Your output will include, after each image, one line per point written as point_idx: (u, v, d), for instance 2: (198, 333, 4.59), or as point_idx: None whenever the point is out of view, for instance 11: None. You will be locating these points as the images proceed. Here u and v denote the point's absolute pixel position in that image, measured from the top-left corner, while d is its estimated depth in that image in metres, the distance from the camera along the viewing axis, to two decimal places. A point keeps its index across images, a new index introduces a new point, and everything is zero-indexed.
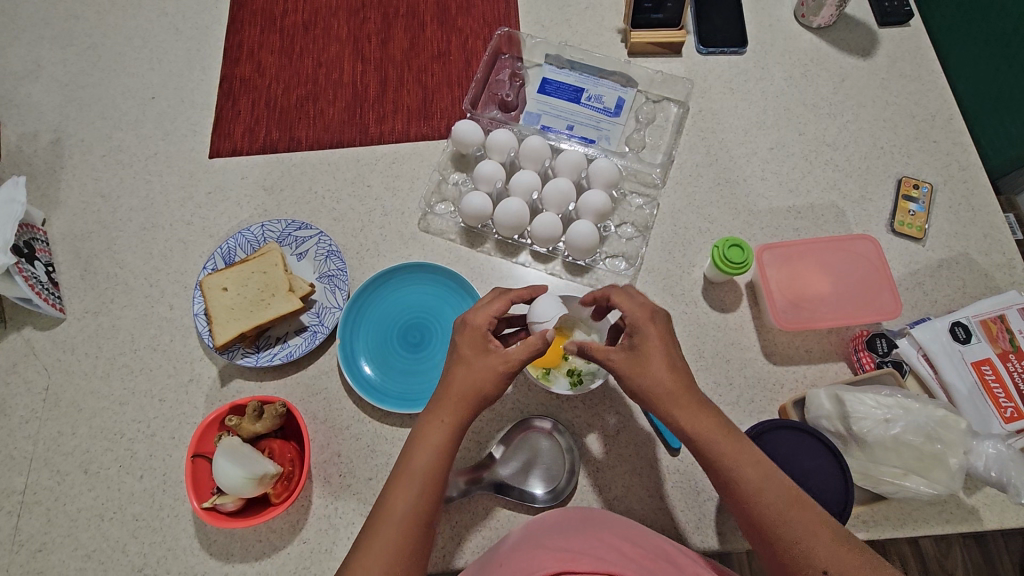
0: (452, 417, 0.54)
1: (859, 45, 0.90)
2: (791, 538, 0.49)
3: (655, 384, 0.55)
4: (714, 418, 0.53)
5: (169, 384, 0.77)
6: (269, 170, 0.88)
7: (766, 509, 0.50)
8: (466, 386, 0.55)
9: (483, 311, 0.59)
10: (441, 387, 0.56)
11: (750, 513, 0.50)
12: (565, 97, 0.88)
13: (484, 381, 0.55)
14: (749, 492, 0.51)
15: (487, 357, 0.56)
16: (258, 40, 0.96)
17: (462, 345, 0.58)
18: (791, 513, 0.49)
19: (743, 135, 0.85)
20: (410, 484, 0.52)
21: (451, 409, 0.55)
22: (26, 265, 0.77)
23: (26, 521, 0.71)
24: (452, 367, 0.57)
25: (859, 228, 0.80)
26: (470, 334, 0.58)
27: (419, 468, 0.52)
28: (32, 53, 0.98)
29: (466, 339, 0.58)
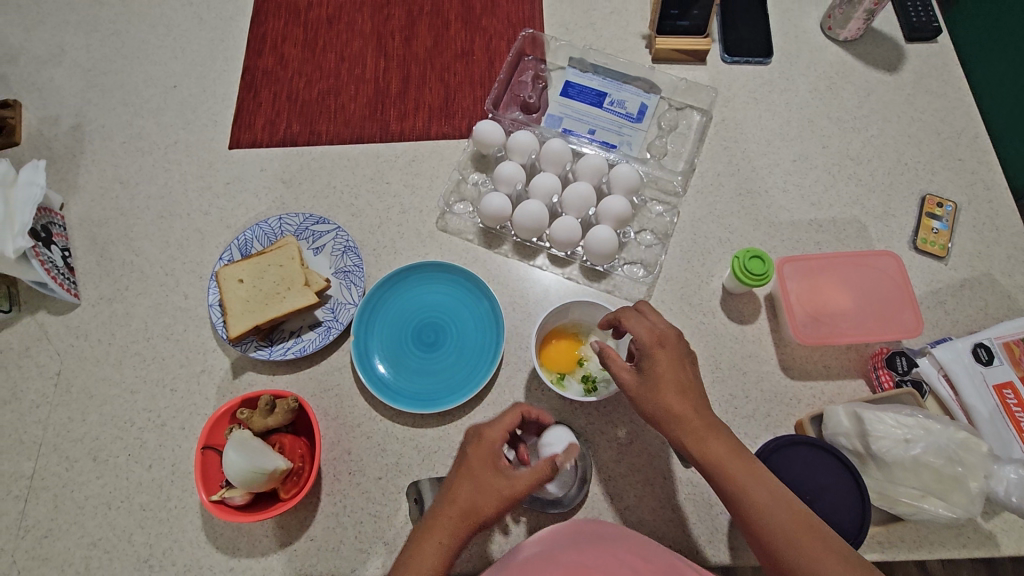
0: (450, 535, 0.53)
1: (885, 60, 0.89)
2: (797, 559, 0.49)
3: (671, 410, 0.56)
4: (721, 440, 0.54)
5: (181, 374, 0.76)
6: (288, 163, 0.87)
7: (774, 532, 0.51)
8: (468, 504, 0.54)
9: (494, 427, 0.58)
10: (443, 497, 0.55)
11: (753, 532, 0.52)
12: (587, 100, 0.87)
13: (487, 501, 0.54)
14: (753, 513, 0.52)
15: (497, 477, 0.55)
16: (281, 32, 0.96)
17: (472, 454, 0.56)
18: (798, 535, 0.50)
19: (766, 146, 0.85)
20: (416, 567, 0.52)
21: (449, 524, 0.53)
22: (43, 249, 0.77)
23: (33, 506, 0.71)
24: (458, 478, 0.56)
25: (881, 244, 0.79)
26: (483, 448, 0.56)
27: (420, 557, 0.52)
28: (56, 37, 0.98)
29: (478, 453, 0.56)
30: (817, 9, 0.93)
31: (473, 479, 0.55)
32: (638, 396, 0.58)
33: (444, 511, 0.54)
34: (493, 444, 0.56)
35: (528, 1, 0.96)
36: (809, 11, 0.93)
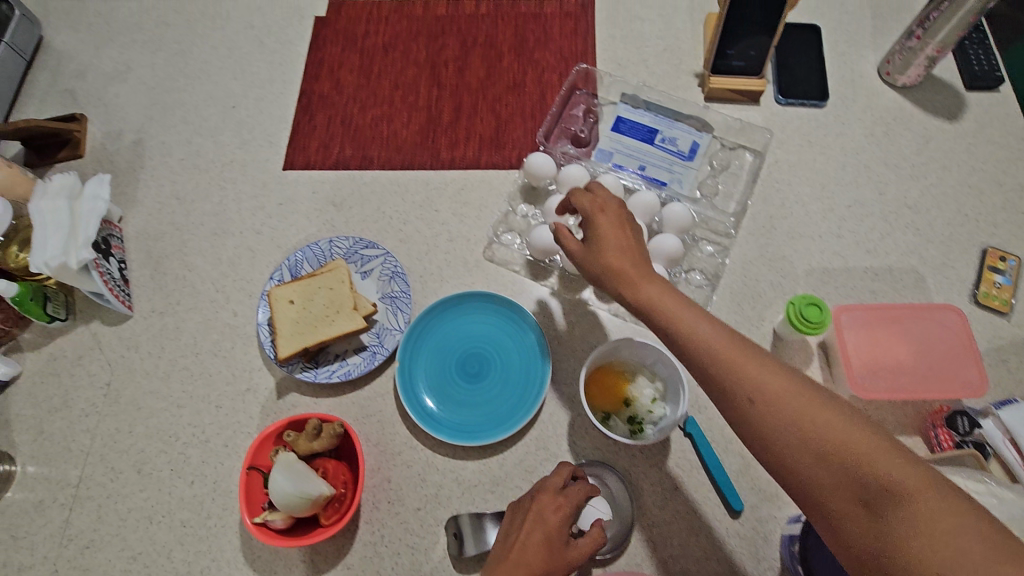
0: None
1: (944, 108, 0.88)
2: (846, 475, 0.43)
3: (641, 289, 0.56)
4: (673, 297, 0.55)
5: (227, 391, 0.77)
6: (340, 186, 0.89)
7: (810, 449, 0.45)
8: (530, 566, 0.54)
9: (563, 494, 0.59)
10: (511, 548, 0.55)
11: (792, 459, 0.45)
12: (638, 136, 0.87)
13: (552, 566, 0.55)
14: (791, 436, 0.46)
15: (564, 545, 0.56)
16: (338, 58, 0.98)
17: (547, 511, 0.57)
18: (835, 436, 0.44)
19: (820, 191, 0.84)
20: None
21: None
22: (103, 261, 0.79)
23: (77, 515, 0.72)
24: (529, 534, 0.56)
25: (940, 296, 0.77)
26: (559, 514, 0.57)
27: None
28: (123, 55, 1.02)
29: (557, 517, 0.57)
30: (874, 54, 0.93)
31: (547, 545, 0.55)
32: (587, 266, 0.60)
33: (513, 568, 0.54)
34: (569, 512, 0.57)
35: (581, 36, 0.97)
36: (866, 55, 0.92)
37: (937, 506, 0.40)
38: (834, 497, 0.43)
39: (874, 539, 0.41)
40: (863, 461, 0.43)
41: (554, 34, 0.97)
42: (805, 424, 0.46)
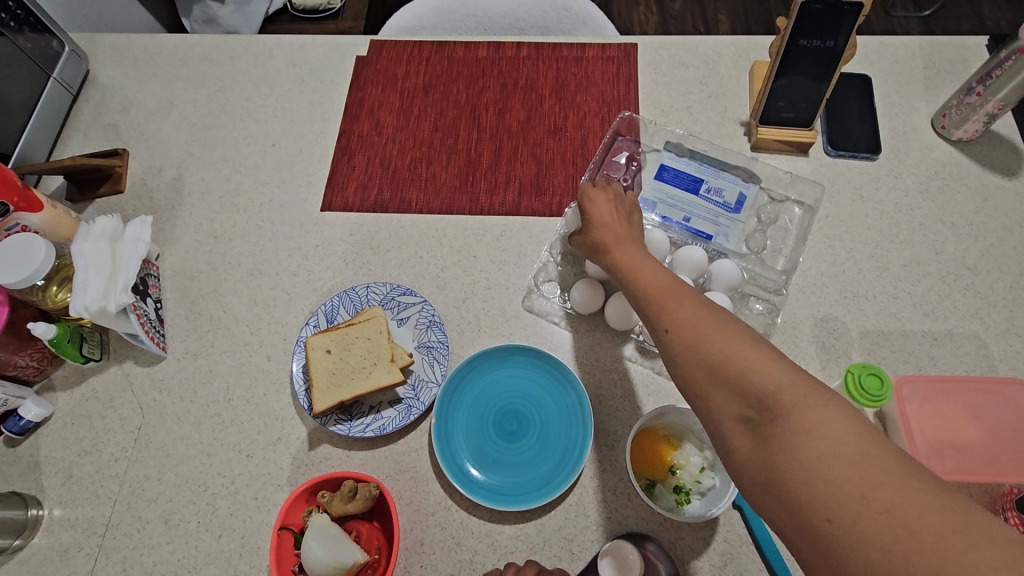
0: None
1: (1003, 163, 0.85)
2: (789, 428, 0.41)
3: (619, 258, 0.63)
4: (643, 257, 0.61)
5: (258, 440, 0.75)
6: (377, 229, 0.88)
7: (754, 401, 0.44)
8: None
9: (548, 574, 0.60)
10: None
11: (729, 413, 0.45)
12: (683, 186, 0.85)
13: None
14: (730, 388, 0.46)
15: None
16: (378, 98, 0.98)
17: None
18: (771, 385, 0.44)
19: (874, 248, 0.81)
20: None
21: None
22: (140, 303, 0.78)
23: (103, 566, 0.70)
24: None
25: (1005, 365, 0.73)
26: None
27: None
28: (166, 91, 1.03)
29: None
30: (927, 105, 0.90)
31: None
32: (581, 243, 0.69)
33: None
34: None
35: (624, 80, 0.96)
36: (919, 107, 0.90)
37: (883, 465, 0.38)
38: (768, 449, 0.42)
39: (818, 497, 0.39)
40: (810, 415, 0.41)
41: (596, 78, 0.97)
42: (751, 375, 0.45)
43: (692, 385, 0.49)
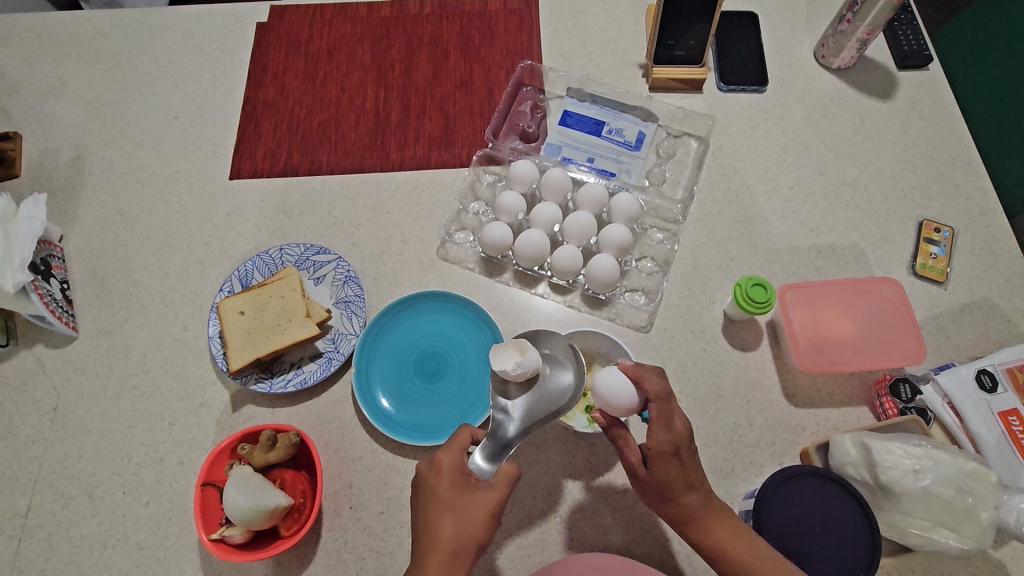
0: (449, 558, 0.52)
1: (878, 88, 0.91)
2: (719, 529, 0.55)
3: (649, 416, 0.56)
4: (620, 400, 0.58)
5: (180, 408, 0.75)
6: (289, 193, 0.88)
7: (704, 509, 0.55)
8: (457, 526, 0.53)
9: (433, 461, 0.57)
10: (427, 541, 0.54)
11: (691, 520, 0.55)
12: (586, 130, 0.88)
13: (474, 522, 0.54)
14: (695, 510, 0.55)
15: (460, 496, 0.55)
16: (282, 63, 0.97)
17: (439, 488, 0.55)
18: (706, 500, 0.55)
19: (764, 173, 0.86)
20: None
21: (445, 551, 0.53)
22: (42, 283, 0.77)
23: (27, 545, 0.70)
24: (436, 517, 0.54)
25: (880, 269, 0.80)
26: (441, 477, 0.56)
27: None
28: (57, 70, 0.99)
29: (442, 482, 0.55)
30: (809, 38, 0.95)
31: (450, 506, 0.54)
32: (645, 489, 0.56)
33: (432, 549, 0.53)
34: (449, 471, 0.56)
35: (526, 32, 0.97)
36: (802, 40, 0.95)
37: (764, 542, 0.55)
38: (710, 536, 0.55)
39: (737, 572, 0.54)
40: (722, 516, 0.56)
41: (499, 31, 0.97)
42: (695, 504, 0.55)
43: (680, 514, 0.55)
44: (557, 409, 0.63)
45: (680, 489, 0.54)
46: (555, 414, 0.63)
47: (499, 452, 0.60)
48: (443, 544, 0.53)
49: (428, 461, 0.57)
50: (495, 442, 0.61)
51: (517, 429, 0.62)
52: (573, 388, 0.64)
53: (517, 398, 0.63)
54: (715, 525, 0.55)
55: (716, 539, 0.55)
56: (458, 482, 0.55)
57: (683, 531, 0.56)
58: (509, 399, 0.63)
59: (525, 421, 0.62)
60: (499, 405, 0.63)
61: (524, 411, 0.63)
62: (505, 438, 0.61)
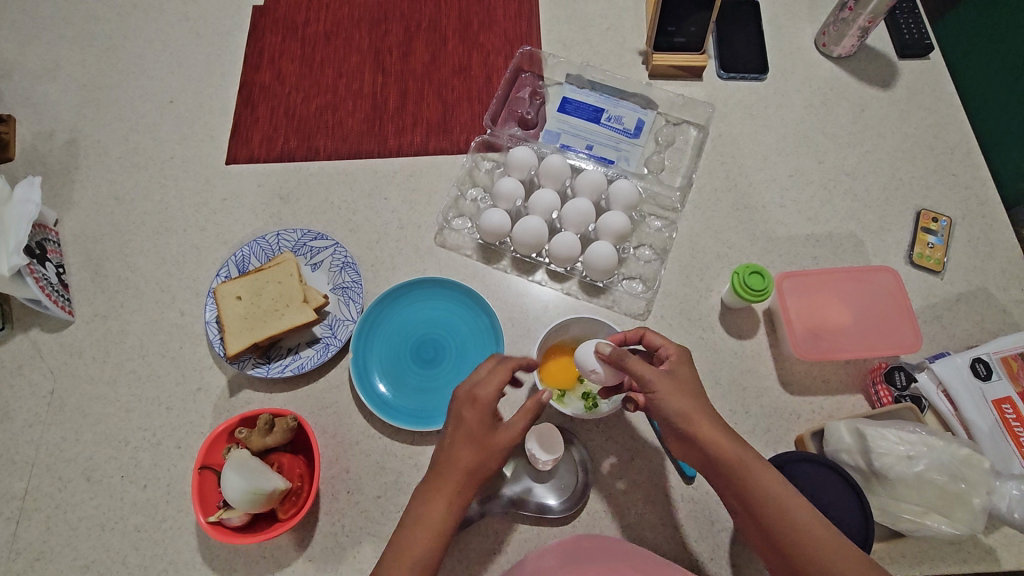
0: (455, 495, 0.55)
1: (879, 77, 0.91)
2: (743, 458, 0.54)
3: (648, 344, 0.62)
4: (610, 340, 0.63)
5: (176, 392, 0.75)
6: (286, 178, 0.87)
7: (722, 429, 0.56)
8: (473, 463, 0.56)
9: (476, 387, 0.57)
10: (444, 463, 0.56)
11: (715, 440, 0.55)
12: (585, 117, 0.88)
13: (488, 464, 0.56)
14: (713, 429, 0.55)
15: (488, 441, 0.56)
16: (279, 47, 0.96)
17: (470, 423, 0.56)
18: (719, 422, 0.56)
19: (763, 161, 0.86)
20: (421, 537, 0.53)
21: (454, 490, 0.55)
22: (37, 266, 0.76)
23: (25, 528, 0.70)
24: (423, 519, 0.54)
25: (877, 258, 0.80)
26: (474, 411, 0.56)
27: (426, 524, 0.54)
28: (51, 53, 0.97)
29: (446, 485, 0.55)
30: (811, 26, 0.94)
31: (474, 442, 0.56)
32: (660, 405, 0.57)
33: (441, 478, 0.56)
34: (486, 404, 0.56)
35: (526, 17, 0.96)
36: (804, 28, 0.94)
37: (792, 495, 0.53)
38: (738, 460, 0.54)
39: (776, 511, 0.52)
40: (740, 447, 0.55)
41: (498, 16, 0.96)
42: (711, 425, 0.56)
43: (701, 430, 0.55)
44: (551, 508, 0.67)
45: (698, 419, 0.56)
46: (548, 511, 0.67)
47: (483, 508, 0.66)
48: (451, 479, 0.55)
49: (468, 389, 0.58)
50: (486, 500, 0.66)
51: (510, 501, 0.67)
52: (574, 494, 0.68)
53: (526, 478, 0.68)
54: (751, 472, 0.53)
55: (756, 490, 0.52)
56: (486, 421, 0.56)
57: (721, 481, 0.55)
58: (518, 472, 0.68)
59: (518, 499, 0.67)
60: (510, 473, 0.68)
61: (521, 499, 0.67)
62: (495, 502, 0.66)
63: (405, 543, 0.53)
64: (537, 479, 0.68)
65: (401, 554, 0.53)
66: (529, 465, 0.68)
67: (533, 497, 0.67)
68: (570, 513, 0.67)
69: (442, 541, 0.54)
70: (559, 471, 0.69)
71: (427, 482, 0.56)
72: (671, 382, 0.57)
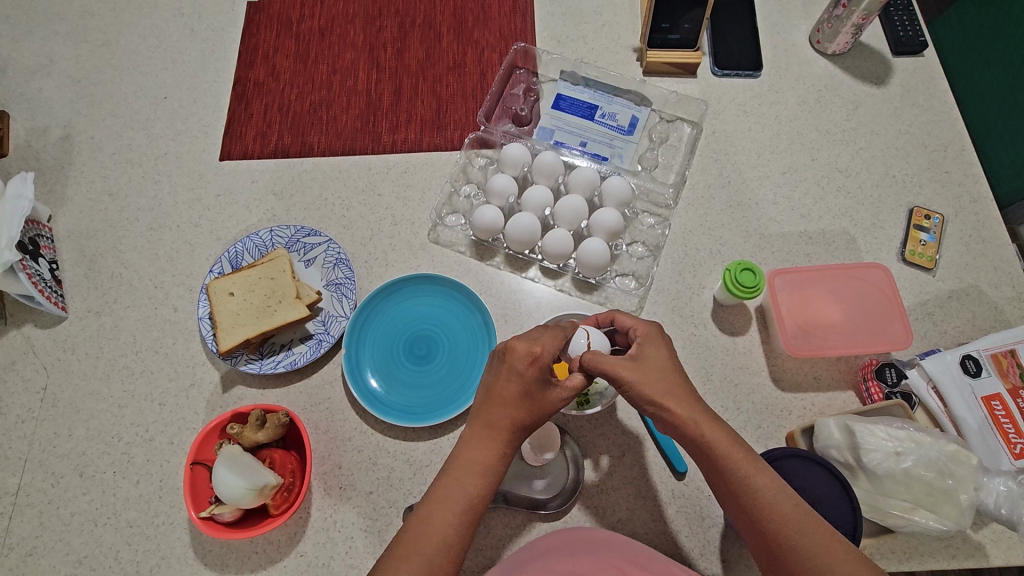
0: (506, 444, 0.55)
1: (872, 74, 0.91)
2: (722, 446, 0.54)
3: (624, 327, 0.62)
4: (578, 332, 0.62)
5: (169, 388, 0.76)
6: (279, 174, 0.87)
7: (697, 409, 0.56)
8: (528, 414, 0.56)
9: (536, 344, 0.57)
10: (495, 411, 0.56)
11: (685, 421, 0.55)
12: (579, 113, 0.88)
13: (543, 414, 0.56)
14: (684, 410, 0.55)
15: (544, 395, 0.56)
16: (274, 43, 0.96)
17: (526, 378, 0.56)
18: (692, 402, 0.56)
19: (756, 158, 0.86)
20: (471, 477, 0.54)
21: (505, 438, 0.55)
22: (30, 262, 0.76)
23: (18, 523, 0.70)
24: (438, 506, 0.52)
25: (869, 256, 0.81)
26: (534, 366, 0.56)
27: (476, 464, 0.54)
28: (45, 48, 0.97)
29: (473, 474, 0.54)
30: (805, 23, 0.94)
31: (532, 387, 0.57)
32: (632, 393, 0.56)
33: (494, 422, 0.56)
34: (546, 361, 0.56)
35: (520, 13, 0.96)
36: (798, 25, 0.94)
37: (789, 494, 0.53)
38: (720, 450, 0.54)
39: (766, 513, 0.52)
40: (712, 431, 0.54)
41: (493, 13, 0.96)
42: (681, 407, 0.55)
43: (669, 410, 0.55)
44: (542, 504, 0.67)
45: (669, 397, 0.56)
46: (539, 508, 0.67)
47: None
48: (505, 423, 0.56)
49: (529, 346, 0.57)
50: None
51: (502, 497, 0.67)
52: (566, 491, 0.68)
53: (518, 474, 0.68)
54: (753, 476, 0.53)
55: (757, 494, 0.52)
56: (544, 377, 0.56)
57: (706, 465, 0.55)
58: (510, 469, 0.68)
59: (509, 495, 0.67)
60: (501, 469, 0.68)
61: (513, 495, 0.67)
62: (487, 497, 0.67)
63: (452, 480, 0.53)
64: (529, 476, 0.68)
65: (449, 491, 0.53)
66: (522, 461, 0.68)
67: (525, 494, 0.67)
68: (561, 509, 0.67)
69: (489, 486, 0.54)
70: (550, 469, 0.69)
71: (478, 425, 0.56)
72: (637, 365, 0.57)
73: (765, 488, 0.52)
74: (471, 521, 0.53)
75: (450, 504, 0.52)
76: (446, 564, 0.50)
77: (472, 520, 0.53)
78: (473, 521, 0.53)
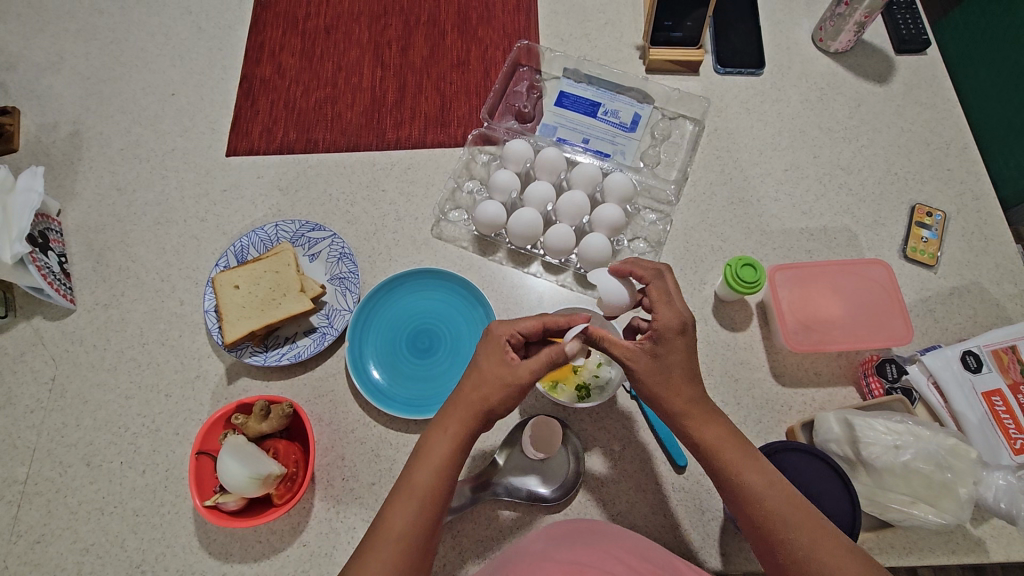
0: (459, 428, 0.56)
1: (875, 72, 0.91)
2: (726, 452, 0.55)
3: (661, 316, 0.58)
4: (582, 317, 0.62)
5: (176, 379, 0.77)
6: (285, 170, 0.88)
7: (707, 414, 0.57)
8: (481, 395, 0.57)
9: (510, 324, 0.60)
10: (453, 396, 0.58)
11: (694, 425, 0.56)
12: (582, 110, 0.89)
13: (497, 392, 0.57)
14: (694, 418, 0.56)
15: (499, 373, 0.57)
16: (280, 41, 0.97)
17: (481, 358, 0.59)
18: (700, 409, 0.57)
19: (758, 156, 0.86)
20: (426, 465, 0.55)
21: (458, 420, 0.57)
22: (40, 255, 0.77)
23: (26, 511, 0.71)
24: (396, 498, 0.54)
25: (871, 252, 0.81)
26: (491, 344, 0.59)
27: (432, 454, 0.55)
28: (55, 46, 0.99)
29: (430, 468, 0.55)
30: (808, 21, 0.95)
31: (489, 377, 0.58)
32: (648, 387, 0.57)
33: (451, 412, 0.57)
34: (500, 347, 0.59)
35: (524, 11, 0.97)
36: (800, 23, 0.95)
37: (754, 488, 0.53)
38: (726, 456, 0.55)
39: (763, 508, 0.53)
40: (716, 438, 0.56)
41: (497, 11, 0.97)
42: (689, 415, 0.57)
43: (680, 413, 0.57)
44: (541, 496, 0.67)
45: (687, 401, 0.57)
46: (538, 501, 0.68)
47: (475, 496, 0.67)
48: (462, 413, 0.57)
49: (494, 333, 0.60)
50: (477, 487, 0.67)
51: (501, 489, 0.67)
52: (565, 484, 0.68)
53: (518, 467, 0.69)
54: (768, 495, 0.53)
55: (758, 496, 0.53)
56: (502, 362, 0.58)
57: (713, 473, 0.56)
58: (511, 460, 0.69)
59: (508, 487, 0.68)
60: (501, 462, 0.69)
61: (513, 487, 0.68)
62: (485, 489, 0.67)
63: (410, 473, 0.55)
64: (529, 469, 0.69)
65: (408, 481, 0.55)
66: (523, 454, 0.69)
67: (525, 486, 0.68)
68: (561, 501, 0.68)
69: (446, 473, 0.55)
70: (549, 463, 0.69)
71: (438, 416, 0.58)
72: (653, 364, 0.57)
73: (775, 501, 0.52)
74: (432, 513, 0.54)
75: (409, 496, 0.54)
76: (409, 552, 0.52)
77: (431, 511, 0.54)
78: (432, 513, 0.54)
